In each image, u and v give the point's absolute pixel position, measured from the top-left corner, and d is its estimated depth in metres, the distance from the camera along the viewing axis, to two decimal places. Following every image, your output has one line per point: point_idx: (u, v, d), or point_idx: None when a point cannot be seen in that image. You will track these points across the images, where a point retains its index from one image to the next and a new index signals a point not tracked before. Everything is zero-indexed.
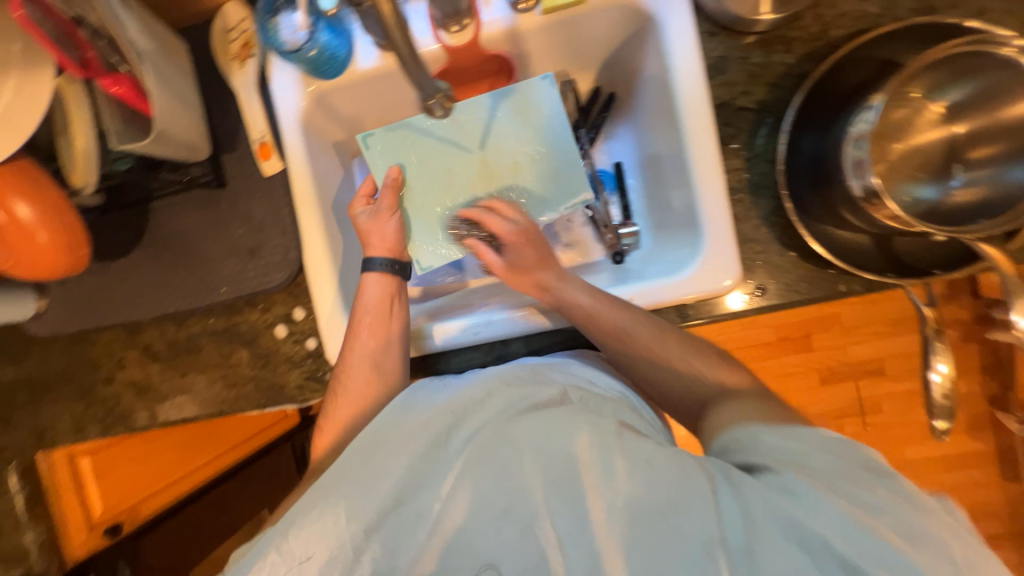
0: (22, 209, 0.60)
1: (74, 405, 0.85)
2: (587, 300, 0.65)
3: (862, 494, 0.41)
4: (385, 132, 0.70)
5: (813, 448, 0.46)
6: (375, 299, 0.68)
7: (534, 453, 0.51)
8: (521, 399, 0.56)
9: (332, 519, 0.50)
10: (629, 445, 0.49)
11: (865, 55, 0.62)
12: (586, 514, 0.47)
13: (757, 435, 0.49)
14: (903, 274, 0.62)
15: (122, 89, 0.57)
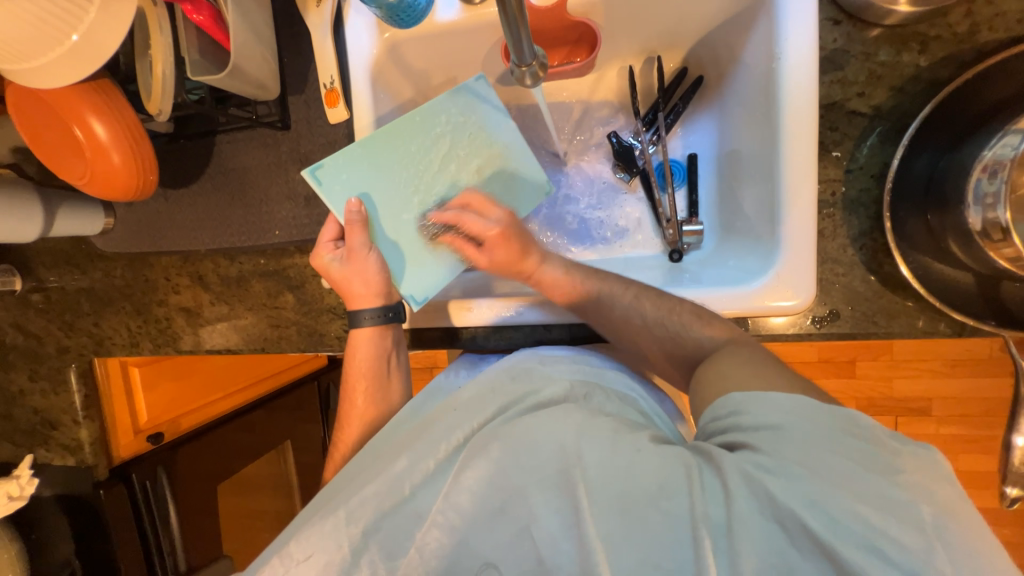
0: (98, 127, 0.61)
1: (130, 320, 0.90)
2: (643, 316, 0.62)
3: (886, 515, 0.38)
4: (338, 154, 0.66)
5: (836, 454, 0.41)
6: (362, 361, 0.70)
7: (527, 451, 0.50)
8: (522, 401, 0.56)
9: (332, 522, 0.54)
10: (623, 447, 0.48)
11: (1018, 67, 0.53)
12: (572, 504, 0.47)
13: (782, 426, 0.43)
14: (1005, 323, 0.56)
15: (201, 17, 0.57)
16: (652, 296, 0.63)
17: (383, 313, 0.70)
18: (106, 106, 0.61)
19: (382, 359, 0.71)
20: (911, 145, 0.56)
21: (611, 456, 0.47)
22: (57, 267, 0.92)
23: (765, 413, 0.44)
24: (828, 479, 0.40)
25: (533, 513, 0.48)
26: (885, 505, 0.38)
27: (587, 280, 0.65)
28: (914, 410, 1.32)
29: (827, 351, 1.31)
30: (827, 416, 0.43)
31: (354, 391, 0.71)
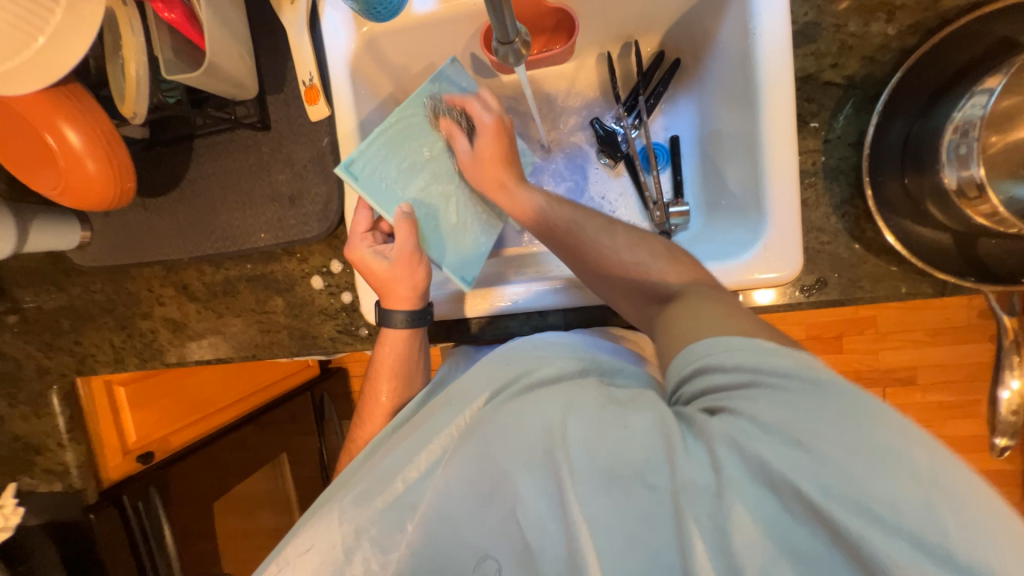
0: (70, 135, 0.60)
1: (113, 336, 0.88)
2: (615, 245, 0.61)
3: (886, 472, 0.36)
4: (363, 152, 0.65)
5: (805, 406, 0.40)
6: (392, 358, 0.69)
7: (513, 431, 0.49)
8: (512, 383, 0.56)
9: (326, 524, 0.53)
10: (607, 421, 0.47)
11: (980, 32, 0.55)
12: (556, 484, 0.46)
13: (741, 374, 0.44)
14: (984, 279, 0.57)
15: (174, 16, 0.55)
16: (624, 227, 0.64)
17: (416, 318, 0.68)
18: (80, 114, 0.59)
19: (414, 357, 0.70)
20: (884, 112, 0.58)
21: (596, 431, 0.46)
22: (32, 285, 0.89)
23: (737, 368, 0.44)
24: (817, 438, 0.38)
25: (520, 496, 0.47)
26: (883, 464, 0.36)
27: (559, 210, 0.65)
28: (899, 379, 1.36)
29: (814, 327, 1.34)
30: (792, 360, 0.43)
31: (383, 387, 0.69)
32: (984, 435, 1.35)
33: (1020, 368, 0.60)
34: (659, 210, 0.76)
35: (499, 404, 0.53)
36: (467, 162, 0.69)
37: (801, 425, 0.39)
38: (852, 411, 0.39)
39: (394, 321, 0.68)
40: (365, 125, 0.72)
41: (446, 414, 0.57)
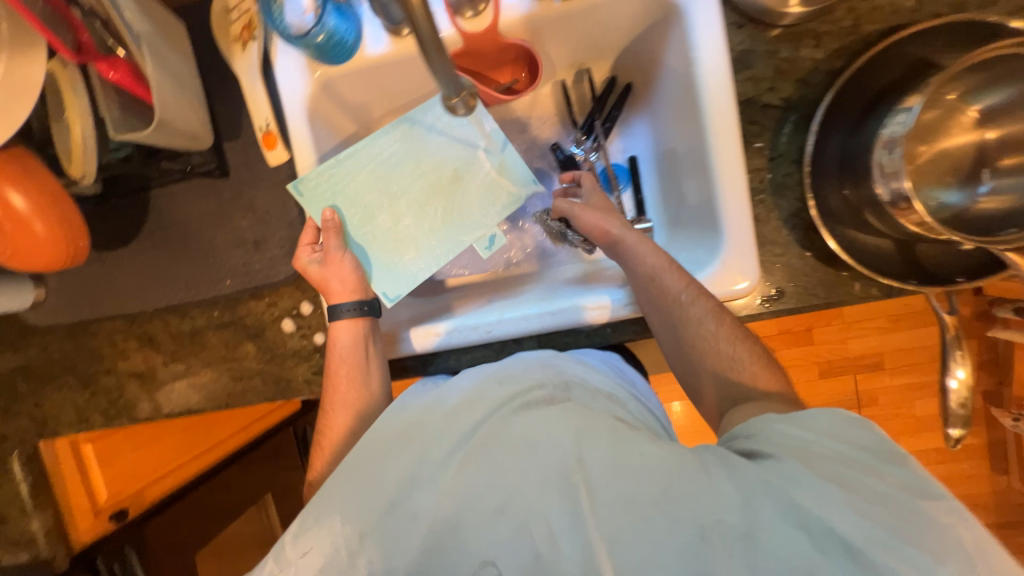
0: (15, 197, 0.58)
1: (77, 394, 0.84)
2: (650, 258, 0.64)
3: (866, 482, 0.45)
4: (314, 172, 0.68)
5: (815, 432, 0.49)
6: (344, 347, 0.67)
7: (535, 452, 0.53)
8: (519, 399, 0.59)
9: (328, 525, 0.52)
10: (622, 441, 0.52)
11: (900, 53, 0.59)
12: (577, 503, 0.49)
13: (771, 423, 0.52)
14: (924, 281, 0.61)
15: (119, 75, 0.53)
16: (652, 244, 0.65)
17: (360, 313, 0.67)
18: (25, 177, 0.58)
19: (369, 347, 0.68)
20: (821, 130, 0.61)
21: (618, 458, 0.50)
22: None
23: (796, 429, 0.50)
24: (825, 469, 0.46)
25: (537, 510, 0.50)
26: (863, 482, 0.45)
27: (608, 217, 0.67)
28: (866, 365, 1.41)
29: (784, 323, 1.39)
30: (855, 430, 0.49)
31: (340, 381, 0.67)
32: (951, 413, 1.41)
33: (964, 359, 0.64)
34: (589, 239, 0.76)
35: (509, 418, 0.56)
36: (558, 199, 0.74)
37: (816, 448, 0.48)
38: (847, 435, 0.49)
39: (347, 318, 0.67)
40: None
41: (453, 428, 0.57)
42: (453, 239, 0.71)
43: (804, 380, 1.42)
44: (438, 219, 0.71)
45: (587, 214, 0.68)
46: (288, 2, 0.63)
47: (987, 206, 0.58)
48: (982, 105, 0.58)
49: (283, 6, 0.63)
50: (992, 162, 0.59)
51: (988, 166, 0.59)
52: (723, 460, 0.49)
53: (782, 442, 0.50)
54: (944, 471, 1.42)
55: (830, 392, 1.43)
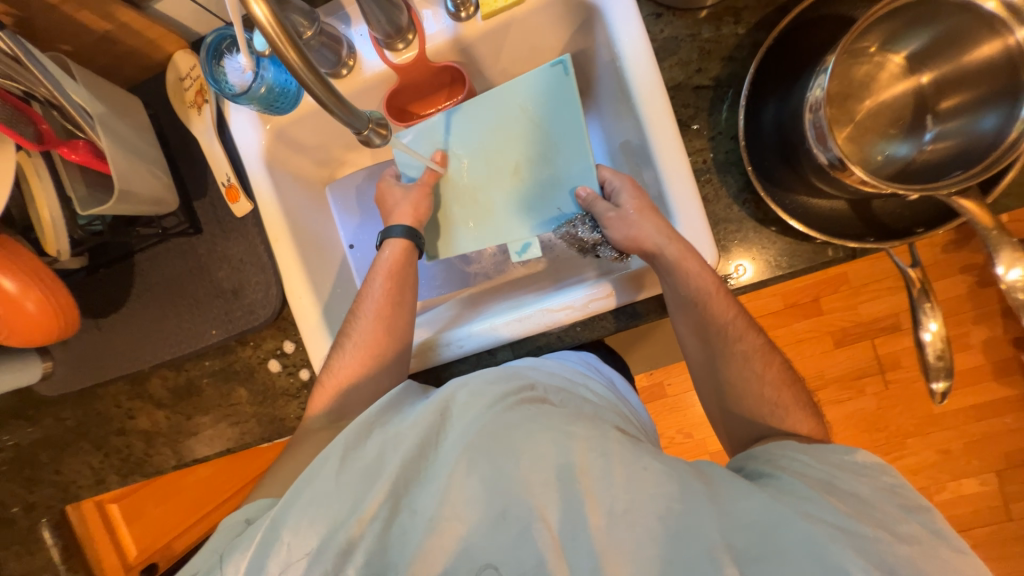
0: (4, 282, 0.62)
1: (91, 458, 0.88)
2: (699, 278, 0.61)
3: (894, 525, 0.44)
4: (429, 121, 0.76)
5: (836, 467, 0.51)
6: (389, 259, 0.72)
7: (540, 451, 0.49)
8: (517, 394, 0.55)
9: (324, 511, 0.48)
10: (626, 452, 0.49)
11: (817, 16, 0.60)
12: (582, 513, 0.45)
13: (796, 453, 0.54)
14: (882, 237, 0.60)
15: (79, 157, 0.58)
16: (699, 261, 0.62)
17: (409, 237, 0.72)
18: (11, 262, 0.62)
19: (409, 275, 0.73)
20: (753, 101, 0.62)
21: (624, 466, 0.47)
22: (6, 424, 0.90)
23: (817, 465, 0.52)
24: (847, 505, 0.46)
25: (542, 514, 0.45)
26: (892, 524, 0.44)
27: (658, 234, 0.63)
28: (885, 328, 1.33)
29: (788, 297, 1.34)
30: (868, 474, 0.50)
31: (366, 306, 0.71)
32: (986, 366, 1.31)
33: (934, 311, 0.62)
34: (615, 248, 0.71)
35: (508, 413, 0.53)
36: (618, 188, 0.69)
37: (839, 485, 0.49)
38: (870, 476, 0.50)
39: (399, 238, 0.72)
40: (290, 210, 0.76)
41: (446, 425, 0.53)
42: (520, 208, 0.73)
43: (819, 354, 1.35)
44: (489, 205, 0.74)
45: (616, 228, 0.65)
46: (228, 64, 0.65)
47: (933, 152, 0.58)
48: (907, 51, 0.59)
49: (225, 69, 0.66)
50: (934, 107, 0.60)
51: (930, 111, 0.60)
52: (733, 483, 0.49)
53: (803, 471, 0.51)
54: (988, 432, 1.33)
55: (850, 361, 1.35)
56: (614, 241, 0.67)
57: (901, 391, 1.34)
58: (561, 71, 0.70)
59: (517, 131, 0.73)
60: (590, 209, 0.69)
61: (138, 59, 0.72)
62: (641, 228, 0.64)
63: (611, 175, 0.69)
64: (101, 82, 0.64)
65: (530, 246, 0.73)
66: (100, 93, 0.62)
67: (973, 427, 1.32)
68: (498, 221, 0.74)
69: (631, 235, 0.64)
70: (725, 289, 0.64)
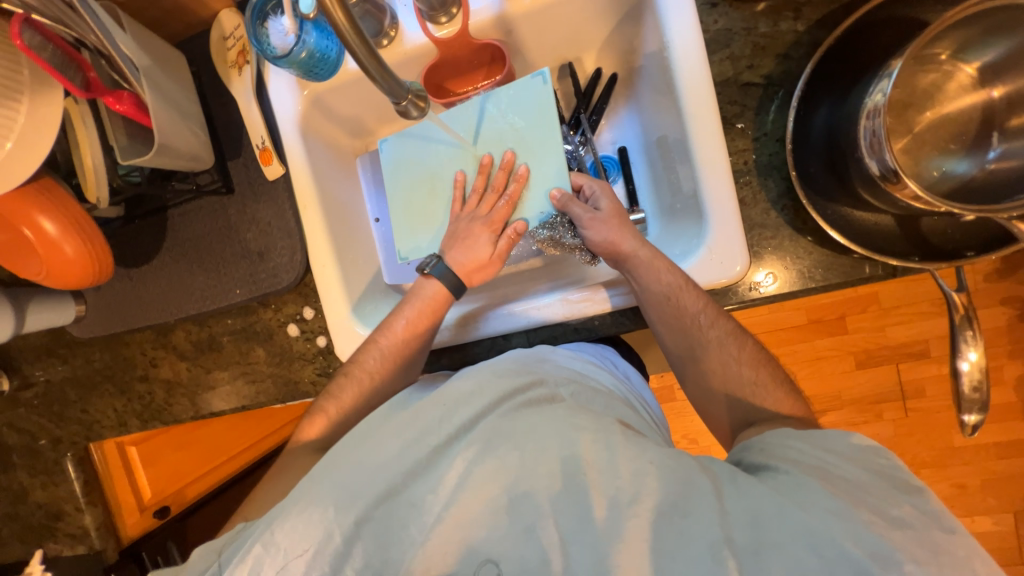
0: (47, 223, 0.64)
1: (116, 401, 0.92)
2: (668, 278, 0.61)
3: (885, 508, 0.42)
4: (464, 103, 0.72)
5: (831, 453, 0.48)
6: (427, 300, 0.70)
7: (541, 447, 0.48)
8: (515, 393, 0.54)
9: (319, 511, 0.47)
10: (630, 443, 0.48)
11: (889, 15, 0.56)
12: (586, 508, 0.45)
13: (788, 440, 0.51)
14: (928, 257, 0.57)
15: (125, 107, 0.59)
16: (667, 263, 0.62)
17: (455, 286, 0.71)
18: (54, 204, 0.64)
19: (436, 319, 0.71)
20: (806, 102, 0.59)
21: (625, 459, 0.47)
22: (40, 360, 0.94)
23: (817, 453, 0.49)
24: (841, 489, 0.44)
25: (546, 511, 0.46)
26: (882, 508, 0.42)
27: (629, 238, 0.65)
28: (912, 354, 1.28)
29: (813, 312, 1.30)
30: (877, 475, 0.46)
31: (394, 322, 0.70)
32: (1017, 404, 1.25)
33: (976, 340, 0.60)
34: (588, 251, 0.72)
35: (507, 414, 0.52)
36: (596, 195, 0.68)
37: (835, 471, 0.46)
38: (864, 460, 0.47)
39: (439, 277, 0.70)
40: (320, 179, 0.76)
41: (444, 419, 0.52)
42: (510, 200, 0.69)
43: (839, 373, 1.31)
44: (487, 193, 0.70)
45: (591, 231, 0.65)
46: (271, 26, 0.66)
47: (995, 172, 0.55)
48: (980, 61, 0.56)
49: (268, 32, 0.66)
50: (1002, 124, 0.56)
51: (997, 129, 0.56)
52: (733, 479, 0.47)
53: (796, 458, 0.49)
54: (1008, 473, 1.28)
55: (871, 385, 1.31)
56: (591, 241, 0.67)
57: (921, 421, 1.29)
58: (540, 82, 0.67)
59: (510, 127, 0.68)
60: (564, 211, 0.66)
61: (184, 15, 0.72)
62: (617, 233, 0.65)
63: (588, 180, 0.69)
64: (151, 36, 0.65)
65: (501, 246, 0.70)
66: (147, 47, 0.63)
67: (992, 465, 1.28)
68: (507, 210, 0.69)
69: (608, 239, 0.65)
70: (693, 283, 0.62)
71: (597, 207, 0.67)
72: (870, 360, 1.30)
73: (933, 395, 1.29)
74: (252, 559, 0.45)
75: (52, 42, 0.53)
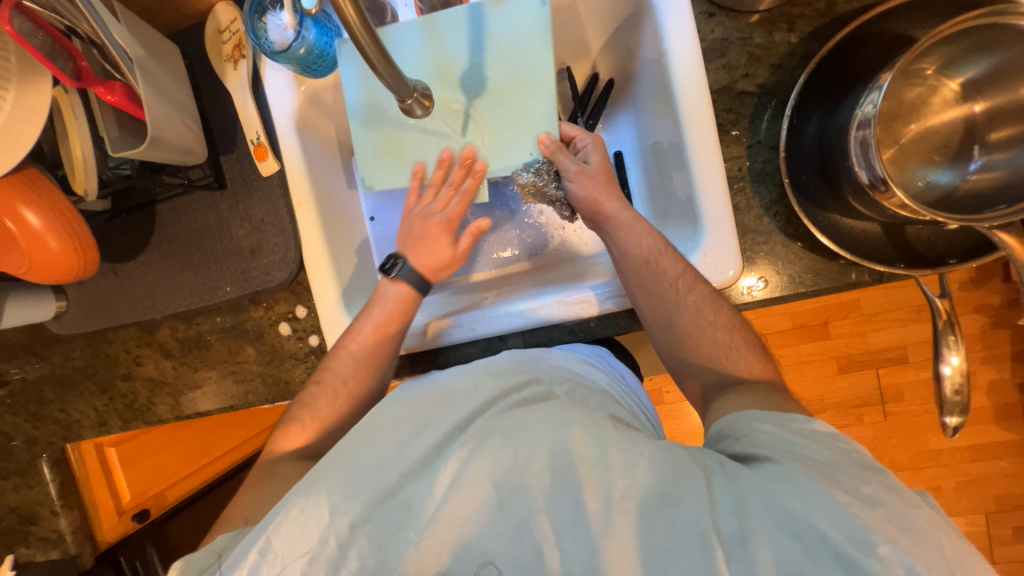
0: (30, 216, 0.62)
1: (96, 400, 0.89)
2: (649, 242, 0.63)
3: (856, 486, 0.43)
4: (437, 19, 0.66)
5: (798, 434, 0.49)
6: (375, 315, 0.68)
7: (534, 443, 0.48)
8: (507, 391, 0.54)
9: (315, 516, 0.46)
10: (622, 438, 0.49)
11: (877, 31, 0.58)
12: (580, 503, 0.46)
13: (759, 423, 0.51)
14: (913, 264, 0.59)
15: (115, 98, 0.57)
16: (649, 226, 0.65)
17: (417, 283, 0.70)
18: (38, 196, 0.62)
19: (401, 326, 0.69)
20: (799, 112, 0.61)
21: (616, 453, 0.47)
22: (16, 358, 0.91)
23: (788, 437, 0.49)
24: (815, 469, 0.45)
25: (540, 506, 0.46)
26: (853, 486, 0.43)
27: (609, 197, 0.67)
28: (892, 360, 1.32)
29: (798, 317, 1.33)
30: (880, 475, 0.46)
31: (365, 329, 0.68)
32: (991, 408, 1.30)
33: (958, 345, 0.62)
34: (568, 207, 0.76)
35: (501, 412, 0.52)
36: (584, 150, 0.69)
37: (805, 452, 0.47)
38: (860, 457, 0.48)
39: (405, 279, 0.69)
40: (316, 176, 0.75)
41: (441, 416, 0.52)
42: (503, 132, 0.65)
43: (822, 377, 1.34)
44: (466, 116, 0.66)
45: (574, 184, 0.67)
46: (270, 20, 0.65)
47: (976, 183, 0.57)
48: (963, 77, 0.58)
49: (266, 25, 0.66)
50: (982, 137, 0.58)
51: (978, 142, 0.59)
52: (721, 467, 0.47)
53: (770, 443, 0.49)
54: (982, 475, 1.32)
55: (853, 389, 1.34)
56: (575, 196, 0.68)
57: (900, 425, 1.33)
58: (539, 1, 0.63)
59: (514, 53, 0.65)
60: (551, 158, 0.65)
61: (179, 6, 0.71)
62: (600, 192, 0.67)
63: (580, 133, 0.69)
64: (145, 26, 0.64)
65: (479, 188, 0.67)
66: (141, 37, 0.62)
67: (966, 468, 1.32)
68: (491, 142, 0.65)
69: (591, 196, 0.67)
70: (673, 249, 0.63)
71: (586, 161, 0.68)
72: (853, 365, 1.33)
73: (912, 399, 1.32)
74: (249, 566, 0.44)
75: (42, 28, 0.52)
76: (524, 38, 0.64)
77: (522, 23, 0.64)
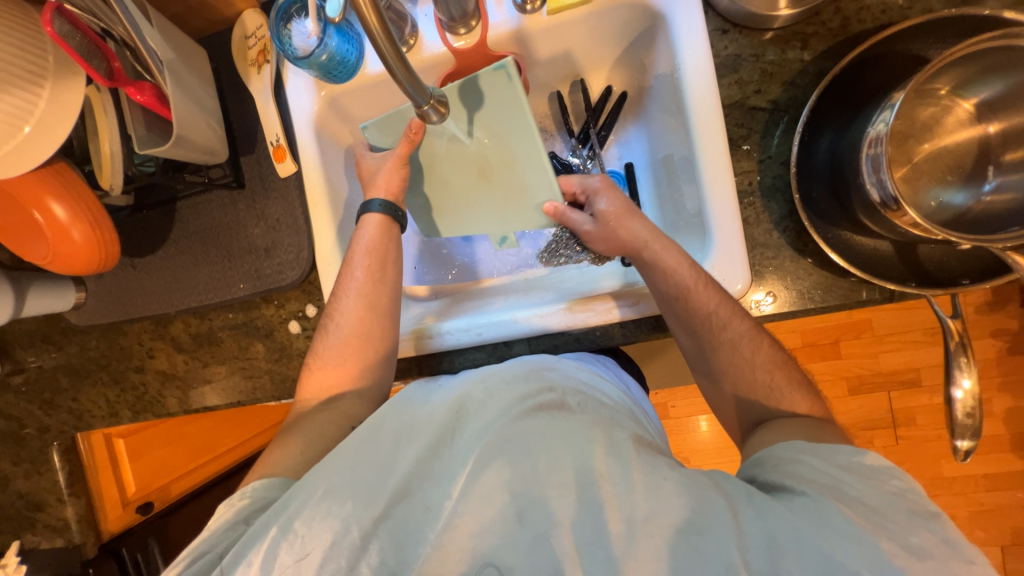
0: (57, 209, 0.65)
1: (108, 391, 0.91)
2: (687, 272, 0.61)
3: (902, 535, 0.42)
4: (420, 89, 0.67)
5: (842, 470, 0.48)
6: (368, 240, 0.70)
7: (554, 453, 0.49)
8: (527, 399, 0.55)
9: (340, 502, 0.48)
10: (645, 459, 0.49)
11: (891, 51, 0.59)
12: (601, 521, 0.45)
13: (800, 455, 0.51)
14: (925, 284, 0.59)
15: (144, 98, 0.60)
16: (680, 250, 0.63)
17: (388, 212, 0.70)
18: (66, 190, 0.65)
19: (388, 254, 0.70)
20: (811, 129, 0.62)
21: (639, 474, 0.47)
22: (34, 346, 0.93)
23: (830, 473, 0.48)
24: (858, 512, 0.44)
25: (560, 521, 0.45)
26: (900, 535, 0.42)
27: (640, 232, 0.65)
28: (903, 382, 1.29)
29: (807, 335, 1.31)
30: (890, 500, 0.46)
31: (348, 286, 0.69)
32: (1006, 436, 1.26)
33: (970, 367, 0.61)
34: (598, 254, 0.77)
35: (520, 419, 0.53)
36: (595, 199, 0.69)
37: (847, 490, 0.46)
38: (871, 480, 0.47)
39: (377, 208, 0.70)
40: (331, 179, 0.77)
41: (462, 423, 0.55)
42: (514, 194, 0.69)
43: (832, 398, 1.32)
44: (484, 179, 0.70)
45: (597, 240, 0.68)
46: (294, 27, 0.68)
47: (989, 204, 0.57)
48: (977, 97, 0.58)
49: (290, 32, 0.68)
50: (996, 158, 0.58)
51: (992, 162, 0.58)
52: (748, 497, 0.47)
53: (810, 477, 0.48)
54: (996, 505, 1.28)
55: (863, 410, 1.31)
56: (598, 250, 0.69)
57: (911, 449, 1.30)
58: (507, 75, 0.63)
59: (500, 115, 0.66)
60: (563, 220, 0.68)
61: (208, 12, 0.74)
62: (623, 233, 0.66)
63: (579, 185, 0.71)
64: (175, 29, 0.67)
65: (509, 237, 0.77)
66: (172, 40, 0.65)
67: (980, 497, 1.28)
68: (509, 205, 0.70)
69: (613, 243, 0.67)
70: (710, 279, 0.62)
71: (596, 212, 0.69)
72: (862, 386, 1.30)
73: (924, 424, 1.29)
74: (270, 539, 0.47)
75: (80, 30, 0.54)
76: (510, 112, 0.65)
77: (504, 94, 0.64)
